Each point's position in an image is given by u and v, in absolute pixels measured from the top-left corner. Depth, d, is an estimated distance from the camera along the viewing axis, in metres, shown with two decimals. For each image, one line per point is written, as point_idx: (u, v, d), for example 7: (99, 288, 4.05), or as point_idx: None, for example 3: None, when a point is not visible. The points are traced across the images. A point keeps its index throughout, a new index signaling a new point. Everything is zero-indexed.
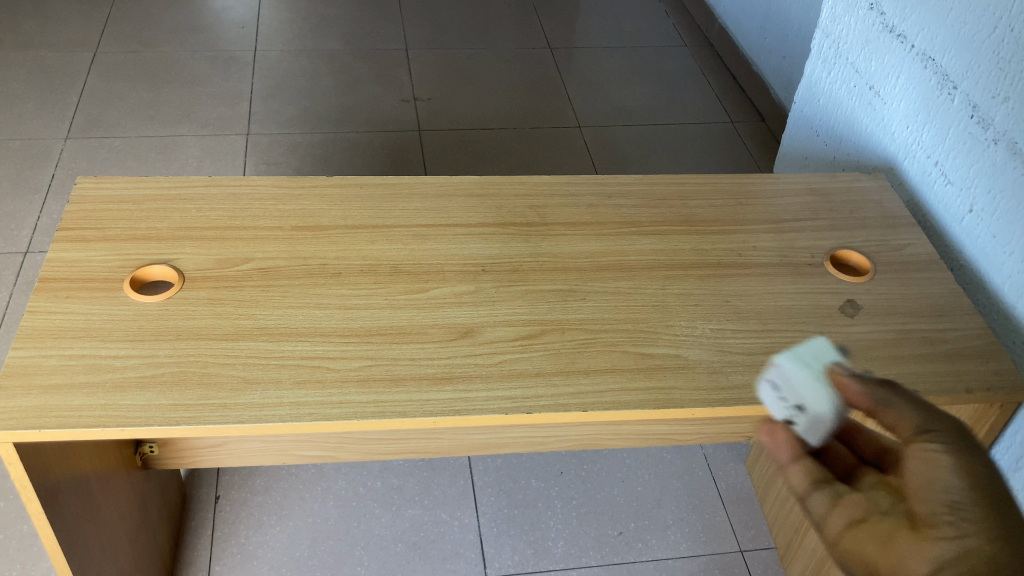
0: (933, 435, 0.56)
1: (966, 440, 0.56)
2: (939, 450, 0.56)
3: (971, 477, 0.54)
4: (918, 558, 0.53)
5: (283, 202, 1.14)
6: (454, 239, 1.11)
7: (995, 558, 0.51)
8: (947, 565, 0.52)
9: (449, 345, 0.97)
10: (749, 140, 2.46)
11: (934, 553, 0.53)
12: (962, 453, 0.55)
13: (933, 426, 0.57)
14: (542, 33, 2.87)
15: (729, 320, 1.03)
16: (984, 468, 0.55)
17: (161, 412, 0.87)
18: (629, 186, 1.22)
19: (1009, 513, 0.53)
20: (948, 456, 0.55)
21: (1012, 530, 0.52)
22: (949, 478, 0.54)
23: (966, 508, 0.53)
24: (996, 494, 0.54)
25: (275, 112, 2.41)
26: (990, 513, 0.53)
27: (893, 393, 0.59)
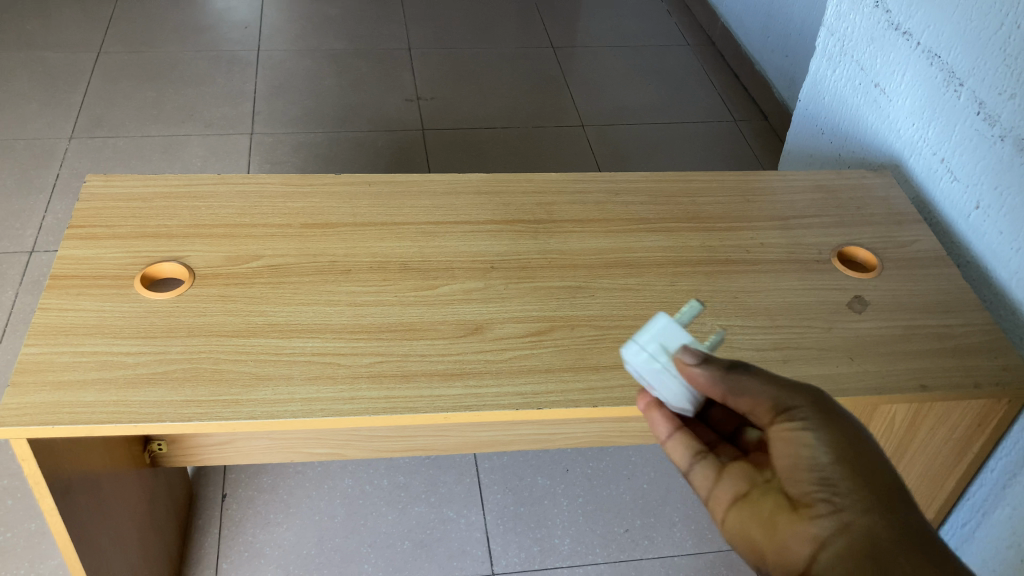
0: (795, 417, 0.68)
1: (825, 417, 0.68)
2: (801, 430, 0.67)
3: (834, 453, 0.66)
4: (801, 535, 0.65)
5: (292, 200, 1.14)
6: (463, 237, 1.11)
7: (867, 529, 0.63)
8: (826, 540, 0.64)
9: (459, 342, 0.97)
10: (751, 139, 2.47)
11: (814, 530, 0.64)
12: (824, 429, 0.67)
13: (790, 404, 0.69)
14: (545, 32, 2.88)
15: (737, 316, 1.03)
16: (845, 443, 0.66)
17: (174, 408, 0.87)
18: (637, 183, 1.23)
19: (875, 483, 0.65)
20: (812, 435, 0.67)
21: (871, 490, 0.64)
22: (816, 456, 0.66)
23: (835, 483, 0.65)
24: (852, 459, 0.66)
25: (279, 112, 2.42)
26: (855, 484, 0.65)
27: (756, 383, 0.69)
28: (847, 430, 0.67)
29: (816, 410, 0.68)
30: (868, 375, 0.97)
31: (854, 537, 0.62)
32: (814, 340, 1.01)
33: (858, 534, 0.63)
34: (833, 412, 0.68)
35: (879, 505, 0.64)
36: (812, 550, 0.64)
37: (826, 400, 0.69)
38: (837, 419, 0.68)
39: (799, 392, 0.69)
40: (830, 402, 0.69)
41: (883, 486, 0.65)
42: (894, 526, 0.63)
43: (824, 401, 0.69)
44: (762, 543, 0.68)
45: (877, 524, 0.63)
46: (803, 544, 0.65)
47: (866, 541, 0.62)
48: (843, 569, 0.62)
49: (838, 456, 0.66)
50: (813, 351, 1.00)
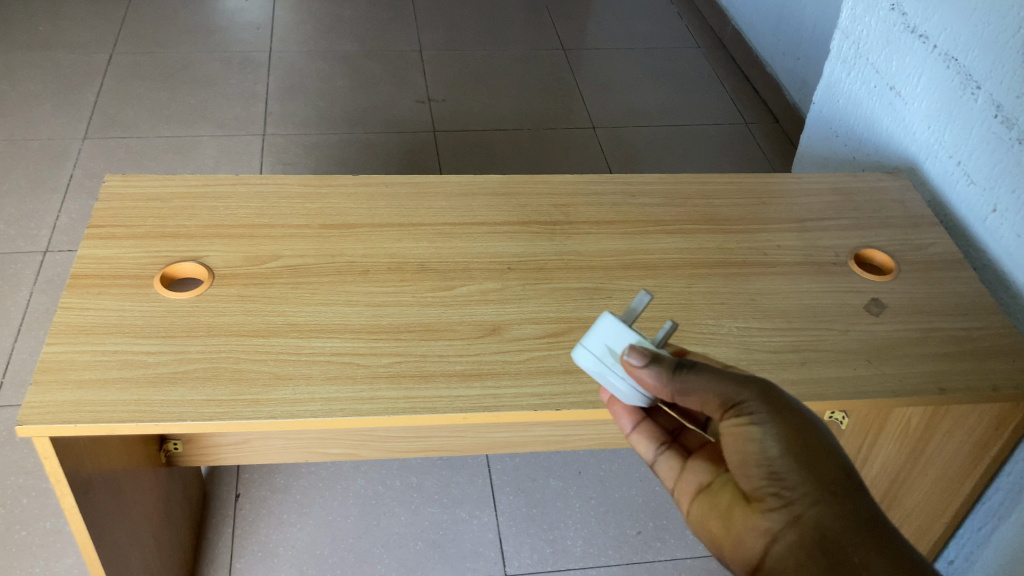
0: (743, 412, 0.67)
1: (774, 408, 0.67)
2: (750, 425, 0.66)
3: (783, 445, 0.65)
4: (754, 529, 0.66)
5: (310, 200, 1.15)
6: (480, 238, 1.12)
7: (817, 520, 0.63)
8: (777, 534, 0.64)
9: (478, 342, 0.98)
10: (763, 141, 2.47)
11: (766, 524, 0.65)
12: (772, 422, 0.66)
13: (739, 398, 0.67)
14: (555, 34, 2.88)
15: (755, 318, 1.03)
16: (795, 433, 0.66)
17: (194, 407, 0.88)
18: (653, 185, 1.23)
19: (825, 473, 0.64)
20: (761, 431, 0.66)
21: (821, 482, 0.64)
22: (764, 452, 0.66)
23: (783, 477, 0.65)
24: (801, 453, 0.65)
25: (291, 113, 2.42)
26: (805, 475, 0.64)
27: (702, 381, 0.68)
28: (797, 420, 0.66)
29: (764, 402, 0.67)
30: (886, 377, 0.98)
31: (803, 530, 0.63)
32: (832, 342, 1.01)
33: (808, 526, 0.63)
34: (783, 401, 0.67)
35: (829, 494, 0.63)
36: (766, 544, 0.65)
37: (775, 389, 0.68)
38: (786, 409, 0.67)
39: (745, 385, 0.68)
40: (780, 390, 0.68)
41: (834, 473, 0.64)
42: (845, 515, 0.62)
43: (773, 391, 0.68)
44: (719, 535, 0.69)
45: (828, 514, 0.63)
46: (757, 537, 0.66)
47: (815, 533, 0.62)
48: (794, 562, 0.63)
49: (786, 448, 0.65)
50: (830, 353, 1.00)
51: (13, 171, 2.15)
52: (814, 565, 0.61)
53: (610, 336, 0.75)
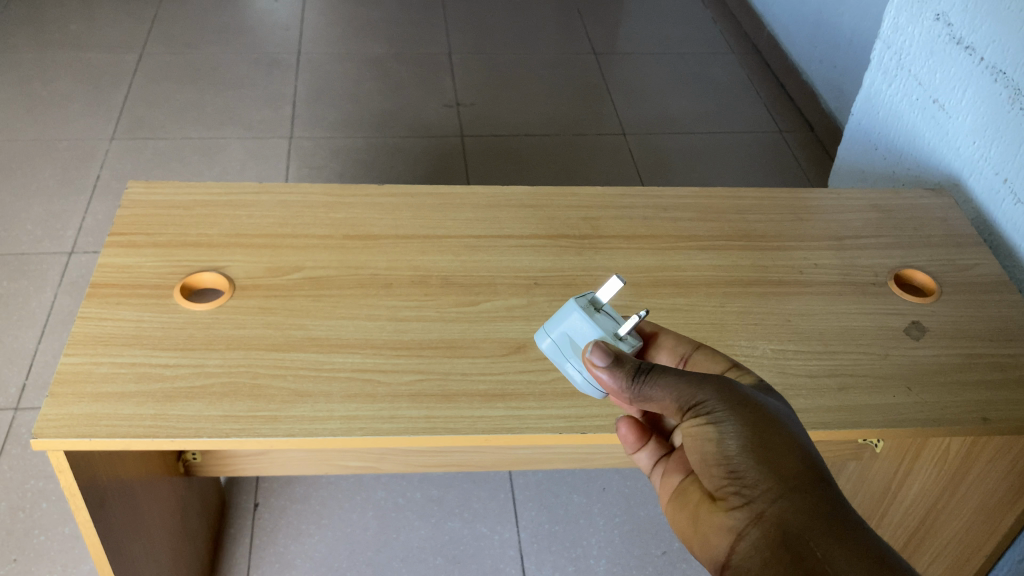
0: (700, 413, 0.62)
1: (732, 404, 0.62)
2: (707, 424, 0.62)
3: (742, 442, 0.60)
4: (719, 530, 0.61)
5: (334, 210, 1.13)
6: (506, 251, 1.09)
7: (781, 517, 0.57)
8: (741, 533, 0.59)
9: (503, 361, 0.95)
10: (798, 150, 2.42)
11: (731, 523, 0.60)
12: (731, 419, 0.61)
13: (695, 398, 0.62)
14: (586, 39, 2.85)
15: (790, 340, 1.00)
16: (753, 428, 0.61)
17: (212, 423, 0.86)
18: (685, 199, 1.19)
19: (788, 467, 0.59)
20: (718, 428, 0.61)
21: (783, 476, 0.59)
22: (722, 449, 0.61)
23: (744, 474, 0.60)
24: (762, 447, 0.60)
25: (319, 116, 2.41)
26: (768, 471, 0.59)
27: (658, 388, 0.63)
28: (756, 415, 0.62)
29: (721, 398, 0.62)
30: (927, 405, 0.93)
31: (766, 528, 0.58)
32: (870, 367, 0.97)
33: (771, 523, 0.57)
34: (740, 395, 0.62)
35: (794, 489, 0.58)
36: (733, 546, 0.60)
37: (732, 385, 0.63)
38: (745, 403, 0.62)
39: (701, 385, 0.63)
40: (738, 385, 0.63)
41: (796, 467, 0.59)
42: (810, 508, 0.57)
43: (730, 386, 0.63)
44: (690, 536, 0.65)
45: (791, 510, 0.57)
46: (724, 538, 0.61)
47: (778, 530, 0.57)
48: (759, 561, 0.57)
49: (744, 443, 0.60)
50: (869, 379, 0.96)
51: (41, 171, 2.15)
52: (778, 564, 0.56)
53: (573, 326, 0.72)
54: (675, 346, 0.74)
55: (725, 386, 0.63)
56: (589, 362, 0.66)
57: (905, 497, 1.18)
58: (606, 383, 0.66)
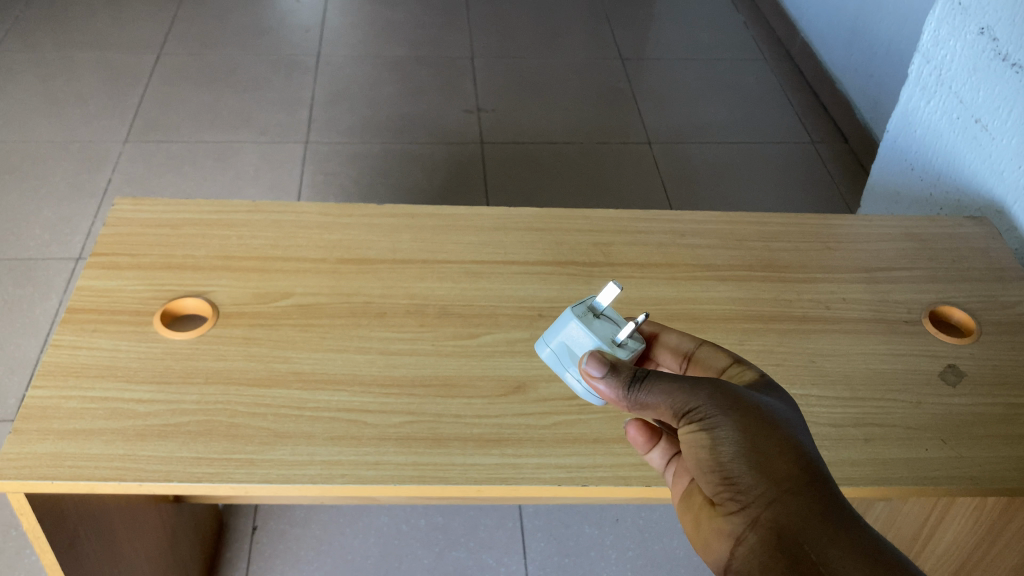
0: (694, 420, 0.59)
1: (726, 409, 0.59)
2: (702, 432, 0.59)
3: (736, 448, 0.58)
4: (718, 534, 0.60)
5: (329, 231, 1.07)
6: (511, 279, 1.02)
7: (778, 521, 0.56)
8: (740, 538, 0.58)
9: (500, 402, 0.88)
10: (831, 163, 2.32)
11: (730, 527, 0.59)
12: (725, 426, 0.58)
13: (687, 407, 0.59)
14: (613, 43, 2.77)
15: (815, 384, 0.92)
16: (748, 433, 0.58)
17: (183, 466, 0.80)
18: (704, 224, 1.12)
19: (783, 470, 0.57)
20: (713, 436, 0.58)
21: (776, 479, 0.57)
22: (717, 456, 0.59)
23: (738, 480, 0.58)
24: (755, 453, 0.58)
25: (336, 120, 2.36)
26: (762, 475, 0.57)
27: (652, 394, 0.60)
28: (751, 417, 0.59)
29: (714, 403, 0.59)
30: (963, 462, 0.85)
31: (763, 534, 0.56)
32: (901, 417, 0.89)
33: (768, 529, 0.56)
34: (733, 397, 0.59)
35: (790, 492, 0.56)
36: (733, 550, 0.59)
37: (726, 387, 0.60)
38: (739, 407, 0.59)
39: (695, 390, 0.59)
40: (731, 385, 0.60)
41: (790, 468, 0.57)
42: (805, 511, 0.55)
43: (723, 388, 0.59)
44: (691, 535, 0.63)
45: (786, 512, 0.56)
46: (724, 543, 0.60)
47: (775, 536, 0.56)
48: (759, 567, 0.56)
49: (738, 449, 0.58)
50: (899, 431, 0.88)
51: (53, 173, 2.12)
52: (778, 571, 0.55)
53: (571, 335, 0.68)
54: (677, 344, 0.72)
55: (721, 389, 0.59)
56: (585, 377, 0.63)
57: (936, 548, 1.10)
58: (604, 396, 0.63)
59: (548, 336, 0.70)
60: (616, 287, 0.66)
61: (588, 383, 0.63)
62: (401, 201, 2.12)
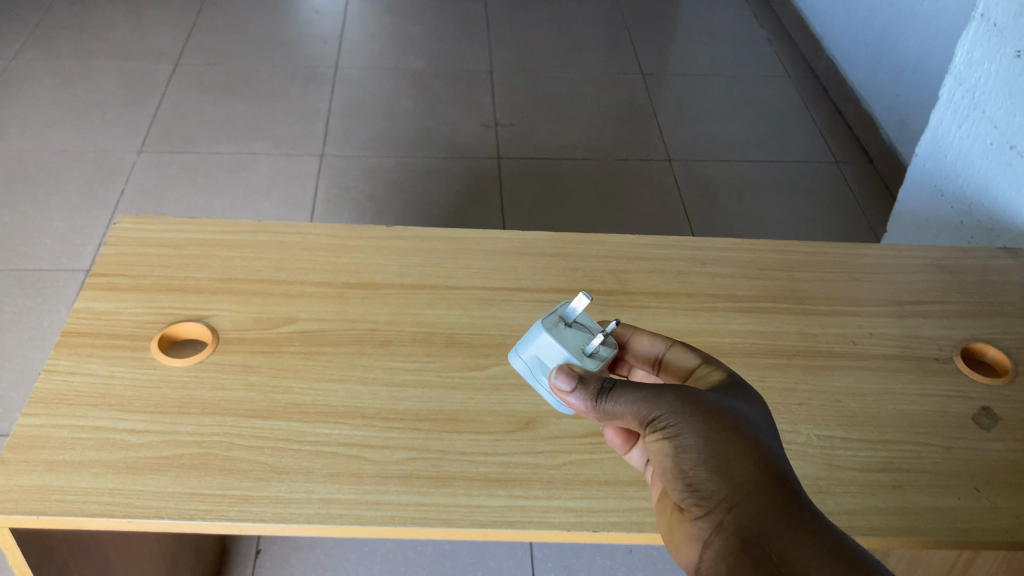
0: (659, 428, 0.58)
1: (690, 416, 0.57)
2: (666, 440, 0.58)
3: (700, 453, 0.57)
4: (687, 540, 0.58)
5: (336, 253, 1.03)
6: (523, 306, 0.98)
7: (740, 523, 0.54)
8: (706, 543, 0.57)
9: (508, 439, 0.84)
10: (855, 184, 2.27)
11: (697, 532, 0.57)
12: (689, 432, 0.57)
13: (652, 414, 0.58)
14: (634, 58, 2.74)
15: (839, 426, 0.87)
16: (712, 437, 0.57)
17: (174, 502, 0.76)
18: (725, 252, 1.08)
19: (743, 471, 0.55)
20: (677, 443, 0.57)
21: (738, 482, 0.55)
22: (680, 462, 0.57)
23: (701, 485, 0.56)
24: (718, 457, 0.56)
25: (352, 133, 2.33)
26: (724, 478, 0.56)
27: (619, 405, 0.59)
28: (713, 421, 0.57)
29: (678, 410, 0.57)
30: (998, 513, 0.80)
31: (726, 539, 0.55)
32: (931, 463, 0.84)
33: (730, 535, 0.55)
34: (697, 403, 0.58)
35: (751, 494, 0.55)
36: (701, 555, 0.57)
37: (691, 393, 0.59)
38: (703, 413, 0.57)
39: (659, 398, 0.58)
40: (697, 391, 0.59)
41: (751, 471, 0.55)
42: (767, 512, 0.54)
43: (688, 395, 0.58)
44: (664, 541, 0.62)
45: (748, 514, 0.54)
46: (694, 549, 0.58)
47: (739, 538, 0.54)
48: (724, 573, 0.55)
49: (700, 454, 0.56)
50: (929, 477, 0.83)
51: (66, 183, 2.10)
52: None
53: (542, 347, 0.67)
54: (648, 348, 0.72)
55: (685, 395, 0.58)
56: (557, 390, 0.62)
57: None
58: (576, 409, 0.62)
59: (521, 348, 0.69)
60: (587, 296, 0.67)
61: (558, 395, 0.63)
62: (415, 216, 2.09)
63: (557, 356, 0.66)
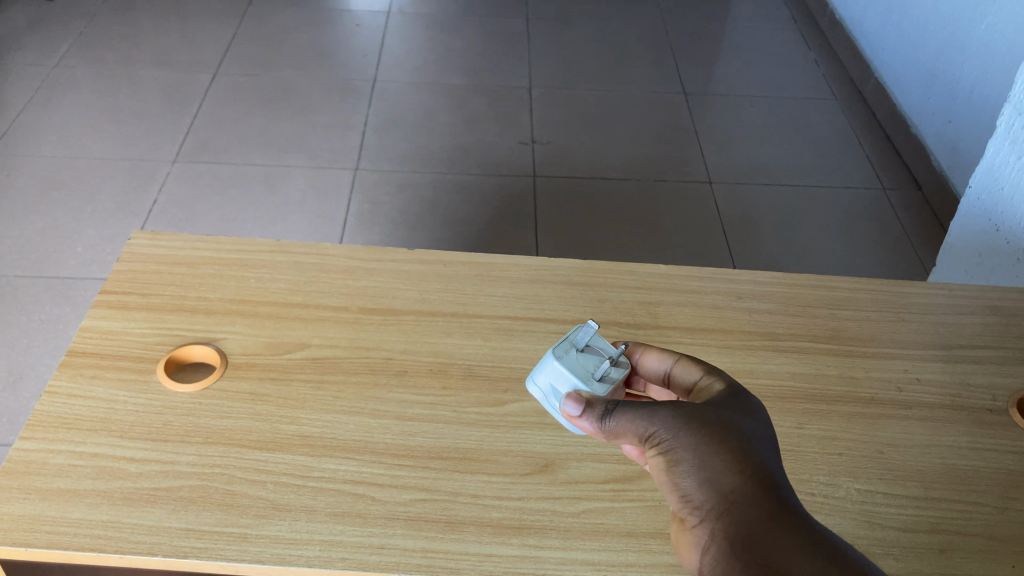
0: (658, 445, 0.58)
1: (685, 431, 0.58)
2: (664, 456, 0.58)
3: (696, 468, 0.57)
4: (690, 555, 0.59)
5: (354, 276, 0.99)
6: (546, 338, 0.93)
7: (730, 533, 0.55)
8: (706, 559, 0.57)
9: (524, 482, 0.79)
10: (903, 213, 2.19)
11: (698, 547, 0.58)
12: (686, 446, 0.57)
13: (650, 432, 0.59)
14: (676, 77, 2.68)
15: (883, 479, 0.81)
16: (706, 450, 0.57)
17: (169, 538, 0.72)
18: (763, 286, 1.02)
19: (733, 482, 0.56)
20: (674, 458, 0.58)
21: (732, 495, 0.56)
22: (678, 478, 0.58)
23: (698, 498, 0.57)
24: (712, 470, 0.57)
25: (388, 148, 2.30)
26: (715, 489, 0.56)
27: (620, 424, 0.59)
28: (705, 432, 0.58)
29: (674, 427, 0.58)
30: None
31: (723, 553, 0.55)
32: (983, 524, 0.78)
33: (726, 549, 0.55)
34: (694, 418, 0.58)
35: (742, 505, 0.55)
36: (699, 562, 0.58)
37: (689, 408, 0.59)
38: (699, 428, 0.58)
39: (654, 415, 0.58)
40: (695, 406, 0.60)
41: (745, 484, 0.56)
42: (753, 521, 0.54)
43: (686, 411, 0.59)
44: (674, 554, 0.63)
45: (735, 524, 0.55)
46: (695, 561, 0.58)
47: (728, 548, 0.55)
48: None
49: (695, 469, 0.57)
50: (980, 540, 0.76)
51: (100, 191, 2.10)
52: None
53: (552, 374, 0.65)
54: (658, 363, 0.70)
55: (679, 410, 0.59)
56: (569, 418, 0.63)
57: None
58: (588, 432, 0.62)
59: (536, 381, 0.67)
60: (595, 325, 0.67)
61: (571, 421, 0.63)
62: (447, 233, 2.05)
63: (566, 384, 0.65)
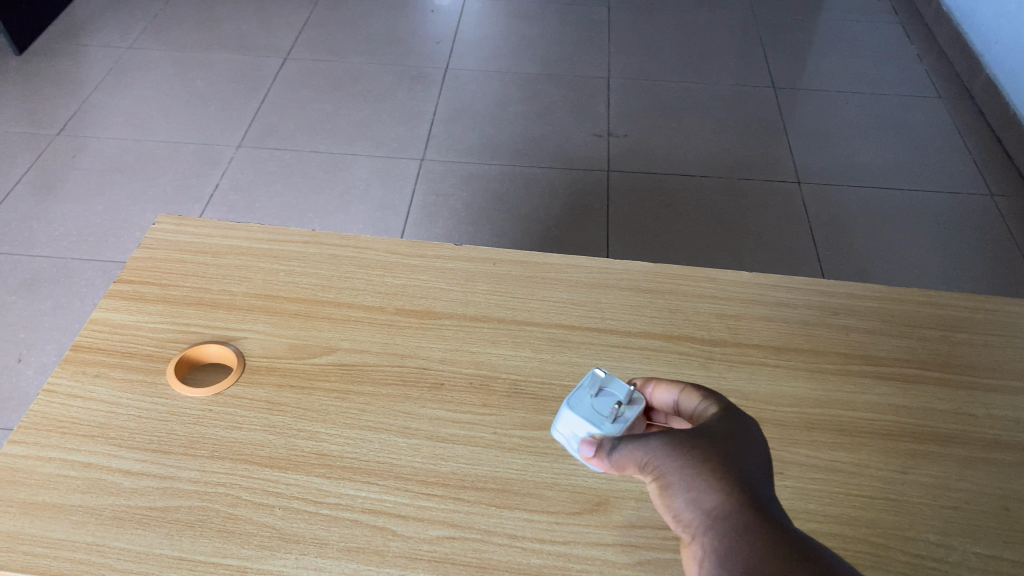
0: (654, 475, 0.50)
1: (680, 454, 0.49)
2: (660, 487, 0.49)
3: (689, 493, 0.48)
4: None
5: (393, 274, 0.89)
6: (604, 351, 0.81)
7: (718, 556, 0.45)
8: None
9: (570, 523, 0.67)
10: (1014, 221, 1.99)
11: None
12: (680, 470, 0.49)
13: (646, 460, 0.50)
14: (766, 70, 2.51)
15: (1007, 542, 0.66)
16: (700, 472, 0.48)
17: (158, 568, 0.62)
18: (863, 300, 0.88)
19: (721, 499, 0.47)
20: (669, 485, 0.49)
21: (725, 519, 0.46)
22: (673, 508, 0.49)
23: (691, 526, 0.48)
24: (706, 496, 0.47)
25: (456, 138, 2.20)
26: (708, 515, 0.47)
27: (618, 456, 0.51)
28: (697, 452, 0.49)
29: (668, 451, 0.50)
30: None
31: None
32: None
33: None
34: (692, 442, 0.50)
35: (735, 530, 0.45)
36: None
37: (688, 432, 0.51)
38: (696, 451, 0.49)
39: (649, 440, 0.50)
40: (695, 431, 0.51)
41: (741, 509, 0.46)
42: (744, 538, 0.45)
43: (685, 435, 0.50)
44: None
45: (724, 542, 0.45)
46: None
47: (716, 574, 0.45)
48: None
49: (689, 494, 0.48)
50: None
51: (161, 175, 2.05)
52: None
53: (565, 426, 0.57)
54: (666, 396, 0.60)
55: (677, 433, 0.50)
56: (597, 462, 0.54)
57: None
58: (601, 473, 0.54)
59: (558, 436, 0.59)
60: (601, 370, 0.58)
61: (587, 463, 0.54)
62: (515, 229, 1.94)
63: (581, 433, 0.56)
